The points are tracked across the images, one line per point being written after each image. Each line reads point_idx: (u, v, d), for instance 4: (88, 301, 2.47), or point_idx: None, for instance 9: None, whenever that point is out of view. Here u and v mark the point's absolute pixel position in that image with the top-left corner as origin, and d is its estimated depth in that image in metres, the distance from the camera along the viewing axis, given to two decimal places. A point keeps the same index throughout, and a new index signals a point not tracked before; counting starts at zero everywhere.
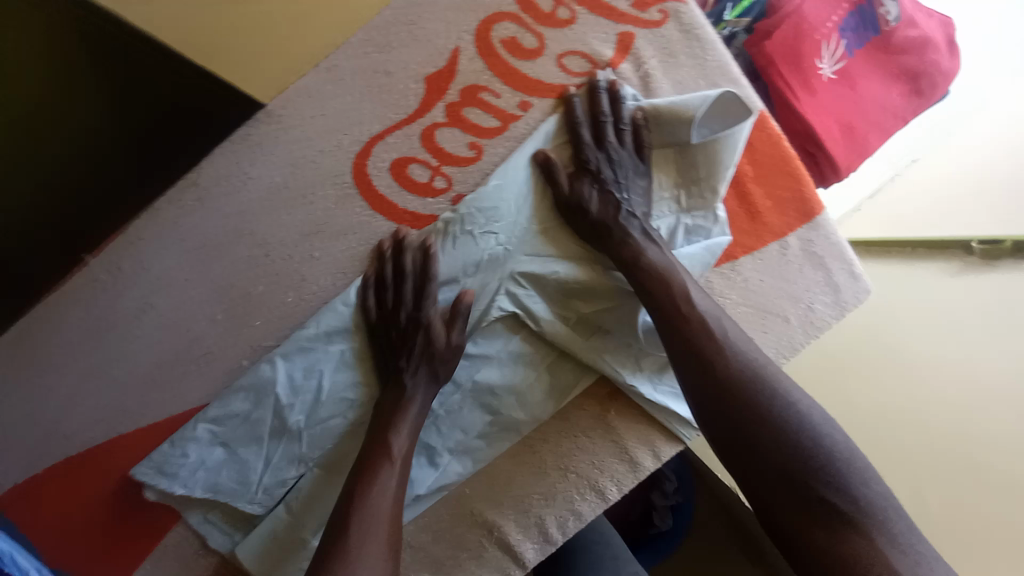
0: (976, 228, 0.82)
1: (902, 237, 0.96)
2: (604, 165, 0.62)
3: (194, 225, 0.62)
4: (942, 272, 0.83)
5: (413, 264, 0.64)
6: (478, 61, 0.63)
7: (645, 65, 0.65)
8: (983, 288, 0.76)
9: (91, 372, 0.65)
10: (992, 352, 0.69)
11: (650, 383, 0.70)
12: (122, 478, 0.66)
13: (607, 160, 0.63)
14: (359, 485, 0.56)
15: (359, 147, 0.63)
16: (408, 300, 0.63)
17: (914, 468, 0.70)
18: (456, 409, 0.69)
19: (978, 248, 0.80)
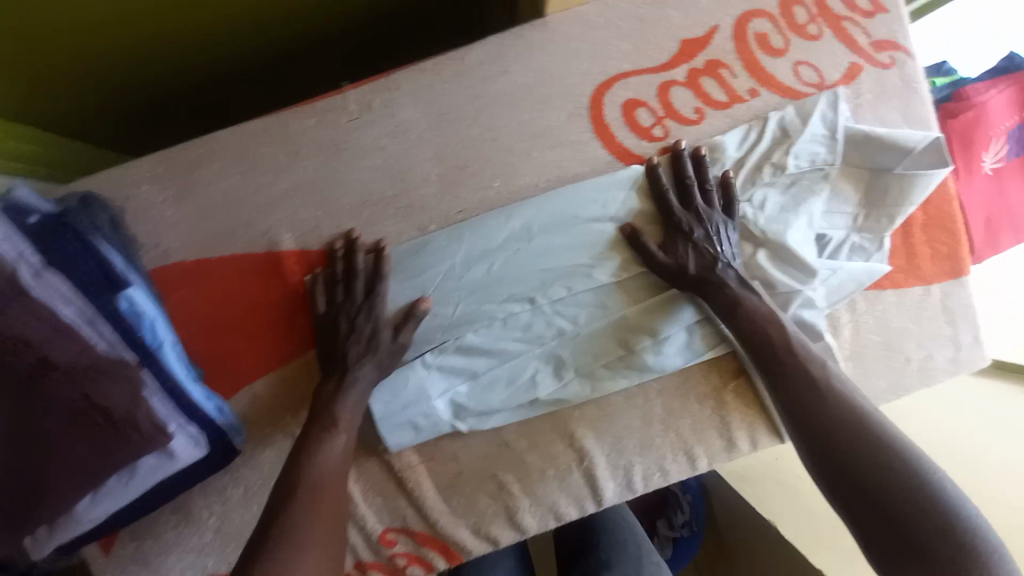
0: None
1: None
2: (695, 226, 0.69)
3: (445, 93, 0.71)
4: None
5: (364, 266, 0.69)
6: (730, 43, 0.72)
7: (863, 95, 0.73)
8: None
9: (303, 186, 0.70)
10: None
11: None
12: (284, 289, 0.70)
13: (698, 220, 0.69)
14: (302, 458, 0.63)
15: (605, 78, 0.71)
16: (357, 294, 0.68)
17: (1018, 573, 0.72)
18: (438, 394, 0.72)
19: None
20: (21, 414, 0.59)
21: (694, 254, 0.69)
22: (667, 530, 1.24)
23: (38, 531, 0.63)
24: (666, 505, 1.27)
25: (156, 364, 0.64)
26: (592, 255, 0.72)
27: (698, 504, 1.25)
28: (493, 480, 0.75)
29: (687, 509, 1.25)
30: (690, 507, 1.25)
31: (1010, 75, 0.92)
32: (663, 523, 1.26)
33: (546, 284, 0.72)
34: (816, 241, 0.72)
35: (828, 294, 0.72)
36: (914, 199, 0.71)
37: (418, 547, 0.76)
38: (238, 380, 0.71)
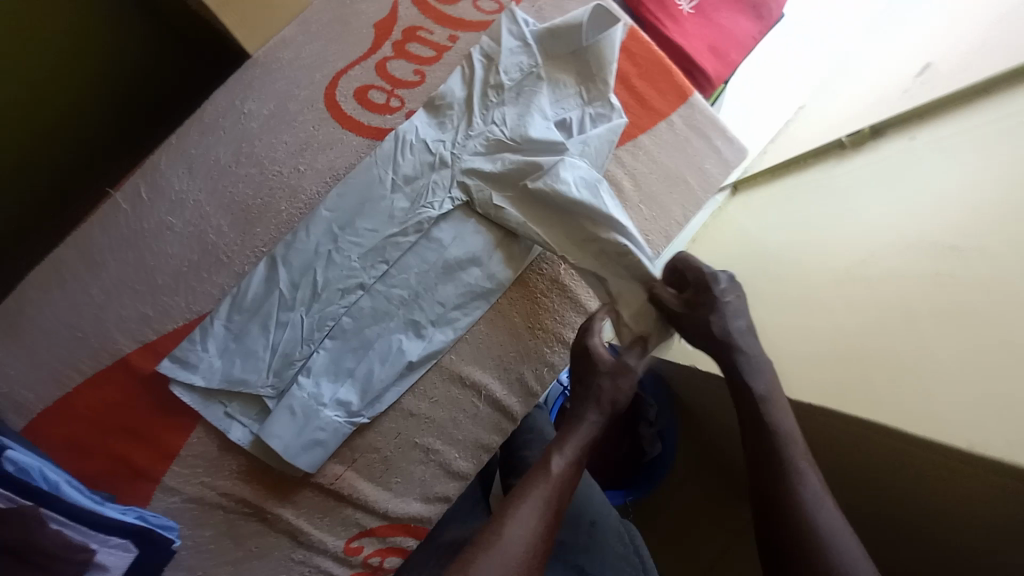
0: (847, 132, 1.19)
1: (797, 155, 1.31)
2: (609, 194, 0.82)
3: (201, 152, 0.78)
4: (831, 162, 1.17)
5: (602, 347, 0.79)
6: (414, 9, 0.83)
7: (539, 2, 0.86)
8: (872, 156, 1.05)
9: (118, 289, 0.76)
10: (868, 195, 0.96)
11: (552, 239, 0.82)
12: (145, 383, 0.75)
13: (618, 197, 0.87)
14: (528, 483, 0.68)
15: (329, 80, 0.81)
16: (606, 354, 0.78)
17: (823, 296, 0.87)
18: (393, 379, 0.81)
19: (849, 140, 1.17)
20: None
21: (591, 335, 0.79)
22: (649, 428, 1.19)
23: None
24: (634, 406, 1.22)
25: (54, 503, 0.65)
26: (394, 224, 0.80)
27: (655, 389, 1.23)
28: (416, 447, 0.83)
29: (652, 400, 1.21)
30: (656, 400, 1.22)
31: None
32: (642, 425, 1.21)
33: (369, 267, 0.80)
34: (560, 126, 0.85)
35: (590, 162, 0.85)
36: (612, 57, 0.84)
37: (384, 539, 0.81)
38: (147, 484, 0.75)
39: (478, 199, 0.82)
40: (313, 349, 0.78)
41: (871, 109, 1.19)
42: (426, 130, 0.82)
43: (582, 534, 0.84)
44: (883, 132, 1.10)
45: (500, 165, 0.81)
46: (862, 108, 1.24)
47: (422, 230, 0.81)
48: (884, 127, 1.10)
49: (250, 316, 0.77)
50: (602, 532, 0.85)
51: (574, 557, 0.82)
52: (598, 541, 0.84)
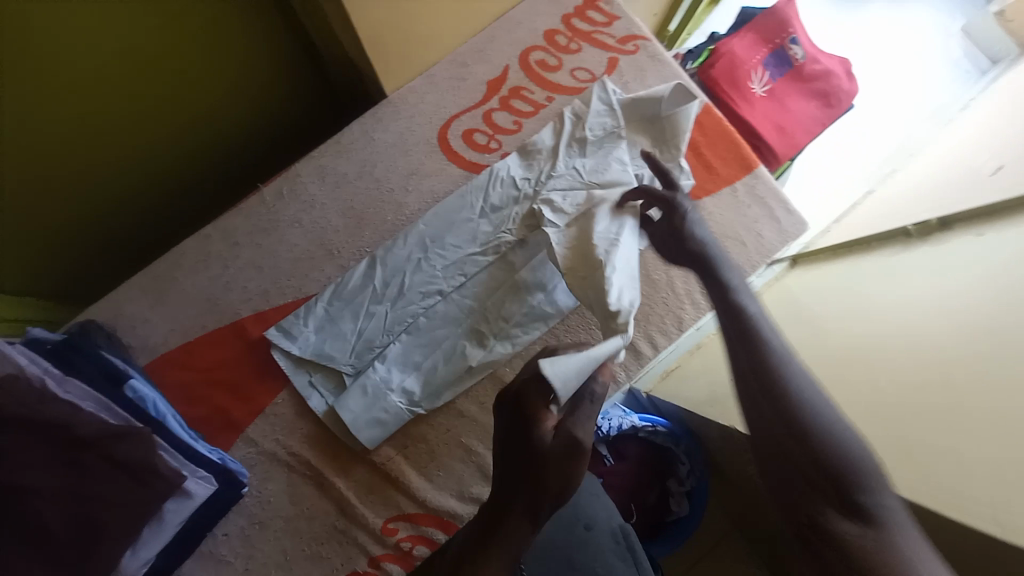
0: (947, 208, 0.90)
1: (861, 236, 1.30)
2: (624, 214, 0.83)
3: (333, 167, 0.95)
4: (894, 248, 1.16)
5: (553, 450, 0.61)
6: (520, 72, 0.99)
7: (625, 75, 1.00)
8: None
9: (247, 266, 0.92)
10: None
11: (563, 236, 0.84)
12: (253, 344, 0.89)
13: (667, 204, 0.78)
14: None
15: (443, 121, 0.97)
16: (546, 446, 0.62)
17: None
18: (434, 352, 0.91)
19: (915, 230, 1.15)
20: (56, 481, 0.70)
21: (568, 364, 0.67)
22: (679, 487, 1.37)
23: None
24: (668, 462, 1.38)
25: (161, 430, 0.79)
26: (475, 242, 0.93)
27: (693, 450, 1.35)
28: (460, 447, 0.90)
29: (686, 460, 1.35)
30: (688, 457, 1.35)
31: (748, 24, 1.22)
32: (674, 483, 1.38)
33: (448, 278, 0.92)
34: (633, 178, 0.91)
35: None
36: (687, 128, 0.93)
37: (417, 526, 0.87)
38: (233, 433, 0.87)
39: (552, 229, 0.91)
40: (389, 340, 0.90)
41: (949, 192, 1.16)
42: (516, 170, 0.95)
43: (576, 535, 0.82)
44: None
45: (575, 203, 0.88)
46: (937, 193, 1.21)
47: (497, 252, 0.93)
48: None
49: (345, 303, 0.90)
50: (596, 537, 0.81)
51: (564, 553, 0.80)
52: (594, 543, 0.82)
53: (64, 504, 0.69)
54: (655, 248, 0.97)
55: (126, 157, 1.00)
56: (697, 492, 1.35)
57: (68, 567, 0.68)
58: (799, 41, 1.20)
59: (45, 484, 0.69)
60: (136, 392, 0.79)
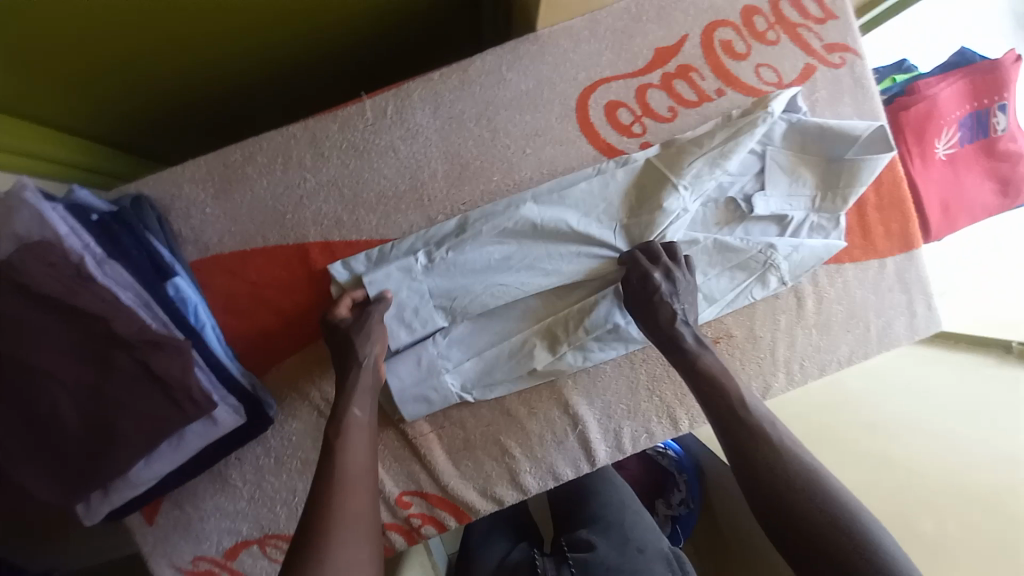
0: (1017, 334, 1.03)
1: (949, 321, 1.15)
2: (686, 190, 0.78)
3: (451, 99, 0.79)
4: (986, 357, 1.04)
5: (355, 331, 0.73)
6: (698, 50, 0.81)
7: (817, 92, 0.82)
8: None
9: (325, 184, 0.79)
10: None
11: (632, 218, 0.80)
12: (311, 274, 0.81)
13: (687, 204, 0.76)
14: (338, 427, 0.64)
15: (590, 83, 0.81)
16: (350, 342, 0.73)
17: None
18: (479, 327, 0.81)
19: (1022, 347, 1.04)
20: (87, 375, 0.66)
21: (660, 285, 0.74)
22: (666, 509, 1.30)
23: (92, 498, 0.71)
24: (663, 485, 1.34)
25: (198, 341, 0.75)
26: (578, 244, 0.80)
27: (693, 484, 1.32)
28: (497, 444, 0.84)
29: (683, 488, 1.31)
30: (687, 487, 1.32)
31: (960, 70, 1.02)
32: (662, 504, 1.32)
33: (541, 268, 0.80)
34: (778, 219, 0.82)
35: (790, 267, 0.82)
36: (865, 181, 0.79)
37: (431, 508, 0.84)
38: (271, 360, 0.82)
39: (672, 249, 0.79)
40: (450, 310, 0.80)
41: None
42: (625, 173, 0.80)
43: (631, 556, 0.87)
44: None
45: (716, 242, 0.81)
46: None
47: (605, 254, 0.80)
48: None
49: (418, 259, 0.78)
50: (648, 559, 0.88)
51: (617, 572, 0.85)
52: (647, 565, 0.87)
53: (85, 400, 0.66)
54: (772, 303, 0.85)
55: (201, 64, 0.83)
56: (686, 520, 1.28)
57: (85, 461, 0.67)
58: (1008, 110, 1.01)
59: (75, 373, 0.66)
60: (179, 292, 0.75)
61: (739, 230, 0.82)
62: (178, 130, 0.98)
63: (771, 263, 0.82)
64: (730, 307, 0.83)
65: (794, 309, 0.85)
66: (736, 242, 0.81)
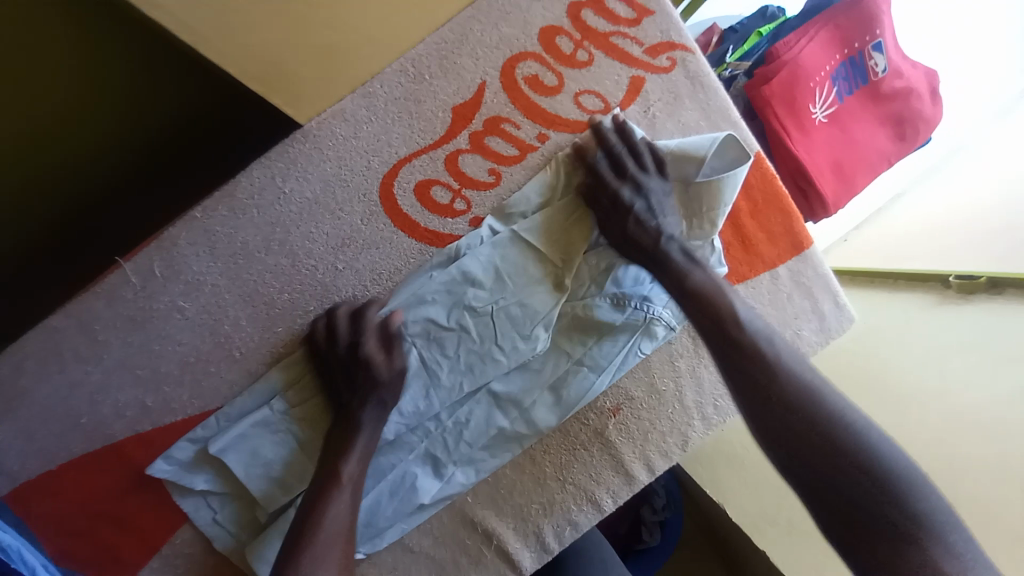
0: (958, 264, 0.86)
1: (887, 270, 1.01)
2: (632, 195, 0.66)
3: (227, 233, 0.66)
4: (920, 304, 0.87)
5: (335, 362, 0.66)
6: (501, 95, 0.68)
7: (653, 105, 0.70)
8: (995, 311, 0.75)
9: (115, 371, 0.67)
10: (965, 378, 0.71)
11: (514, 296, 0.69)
12: (135, 474, 0.69)
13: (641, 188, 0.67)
14: (314, 503, 0.58)
15: (389, 168, 0.68)
16: (346, 333, 0.66)
17: None
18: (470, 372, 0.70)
19: (955, 282, 0.83)
20: None
21: (634, 204, 0.66)
22: (652, 515, 1.14)
23: None
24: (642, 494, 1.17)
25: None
26: (450, 351, 0.70)
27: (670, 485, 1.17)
28: None
29: (662, 492, 1.16)
30: (666, 489, 1.17)
31: (819, 17, 0.90)
32: (646, 510, 1.15)
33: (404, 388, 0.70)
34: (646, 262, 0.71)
35: (672, 311, 0.73)
36: (729, 198, 0.68)
37: None
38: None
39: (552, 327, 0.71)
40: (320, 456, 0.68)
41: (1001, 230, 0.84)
42: (491, 252, 0.68)
43: None
44: (1004, 289, 0.76)
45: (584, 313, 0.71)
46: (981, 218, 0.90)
47: (486, 353, 0.70)
48: (1004, 280, 0.76)
49: (268, 410, 0.67)
50: None
51: None
52: None
53: None
54: (667, 350, 0.75)
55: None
56: (672, 522, 1.13)
57: None
58: (883, 47, 0.89)
59: None
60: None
61: (609, 285, 0.71)
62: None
63: (650, 314, 0.71)
64: (623, 370, 0.74)
65: (693, 349, 0.75)
66: (606, 304, 0.71)
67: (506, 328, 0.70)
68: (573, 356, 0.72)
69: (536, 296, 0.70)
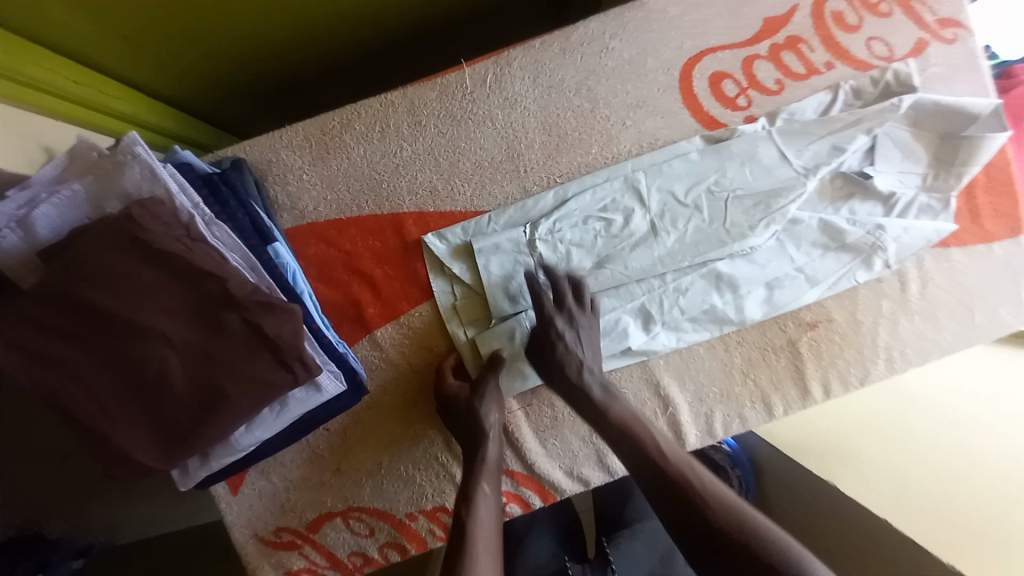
0: None
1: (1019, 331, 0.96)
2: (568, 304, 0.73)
3: (550, 66, 0.77)
4: None
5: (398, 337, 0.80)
6: (809, 20, 0.78)
7: (931, 67, 0.79)
8: None
9: (423, 153, 0.77)
10: None
11: (763, 192, 0.77)
12: (404, 243, 0.78)
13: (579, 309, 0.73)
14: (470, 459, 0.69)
15: (696, 52, 0.78)
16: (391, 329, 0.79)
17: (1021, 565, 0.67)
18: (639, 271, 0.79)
19: None
20: (195, 336, 0.62)
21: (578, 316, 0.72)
22: None
23: (182, 469, 0.69)
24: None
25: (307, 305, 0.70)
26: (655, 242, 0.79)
27: (749, 478, 1.07)
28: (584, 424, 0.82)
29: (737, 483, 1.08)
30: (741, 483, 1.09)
31: None
32: None
33: (635, 241, 0.78)
34: (892, 194, 0.78)
35: (897, 250, 0.79)
36: (982, 160, 0.76)
37: (518, 486, 0.83)
38: (361, 330, 0.79)
39: (791, 228, 0.78)
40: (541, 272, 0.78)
41: None
42: (757, 143, 0.77)
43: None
44: None
45: (822, 225, 0.78)
46: None
47: (717, 234, 0.78)
48: None
49: (521, 231, 0.77)
50: None
51: None
52: None
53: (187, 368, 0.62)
54: (875, 287, 0.81)
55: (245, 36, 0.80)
56: None
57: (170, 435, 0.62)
58: None
59: (171, 335, 0.61)
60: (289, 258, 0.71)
61: (845, 209, 0.79)
62: (235, 102, 0.94)
63: (879, 245, 0.78)
64: (833, 290, 0.80)
65: (897, 293, 0.81)
66: (844, 224, 0.77)
67: (748, 213, 0.77)
68: (799, 264, 0.79)
69: (787, 191, 0.76)
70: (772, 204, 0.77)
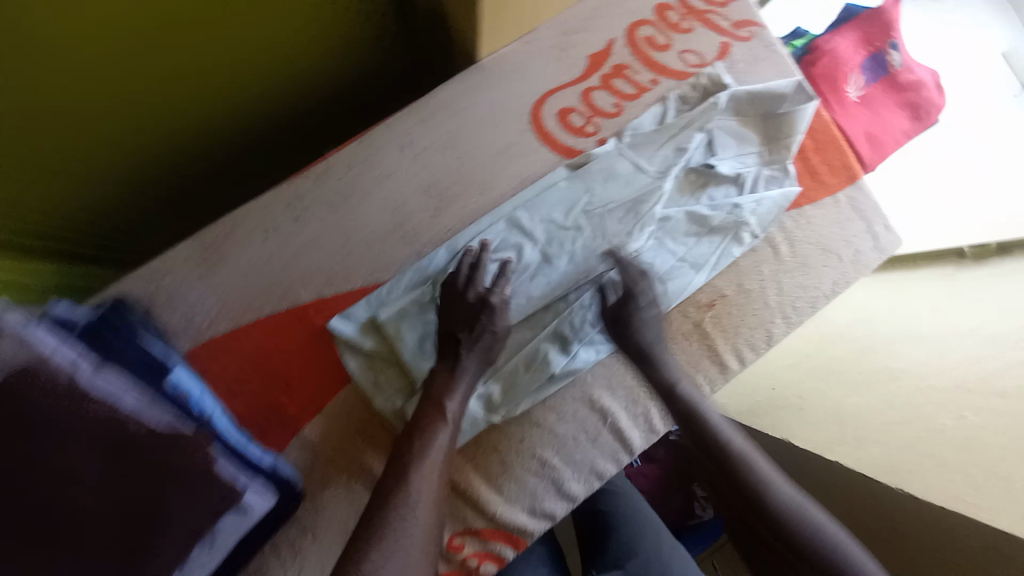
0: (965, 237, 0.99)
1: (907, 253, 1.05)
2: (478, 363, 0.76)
3: (412, 138, 0.84)
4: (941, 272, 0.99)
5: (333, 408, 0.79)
6: (626, 48, 0.89)
7: (738, 63, 0.91)
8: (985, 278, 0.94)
9: (311, 244, 0.80)
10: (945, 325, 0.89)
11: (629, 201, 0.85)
12: (311, 334, 0.78)
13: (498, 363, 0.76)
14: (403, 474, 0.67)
15: (538, 96, 0.86)
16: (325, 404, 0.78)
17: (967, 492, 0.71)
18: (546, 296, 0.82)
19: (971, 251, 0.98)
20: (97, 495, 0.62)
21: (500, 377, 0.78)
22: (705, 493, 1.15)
23: None
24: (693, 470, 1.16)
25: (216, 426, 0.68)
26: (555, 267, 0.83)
27: None
28: (534, 459, 0.83)
29: None
30: None
31: (848, 24, 1.15)
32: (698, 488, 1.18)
33: (531, 273, 0.83)
34: (738, 175, 0.88)
35: (758, 221, 0.88)
36: (801, 128, 0.88)
37: (485, 543, 0.82)
38: (288, 432, 0.78)
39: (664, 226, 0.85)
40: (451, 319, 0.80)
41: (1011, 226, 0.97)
42: (611, 161, 0.85)
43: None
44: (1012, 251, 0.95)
45: (688, 216, 0.86)
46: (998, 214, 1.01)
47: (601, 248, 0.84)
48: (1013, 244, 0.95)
49: (422, 289, 0.79)
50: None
51: None
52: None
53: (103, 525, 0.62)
54: (752, 257, 0.89)
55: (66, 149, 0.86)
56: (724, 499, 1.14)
57: None
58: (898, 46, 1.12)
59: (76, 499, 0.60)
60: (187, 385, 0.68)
61: (704, 197, 0.87)
62: (98, 221, 0.99)
63: (741, 221, 0.87)
64: (717, 269, 0.87)
65: (773, 256, 0.90)
66: (707, 211, 0.86)
67: (622, 222, 0.84)
68: (680, 256, 0.86)
69: (649, 195, 0.85)
70: (639, 210, 0.84)
